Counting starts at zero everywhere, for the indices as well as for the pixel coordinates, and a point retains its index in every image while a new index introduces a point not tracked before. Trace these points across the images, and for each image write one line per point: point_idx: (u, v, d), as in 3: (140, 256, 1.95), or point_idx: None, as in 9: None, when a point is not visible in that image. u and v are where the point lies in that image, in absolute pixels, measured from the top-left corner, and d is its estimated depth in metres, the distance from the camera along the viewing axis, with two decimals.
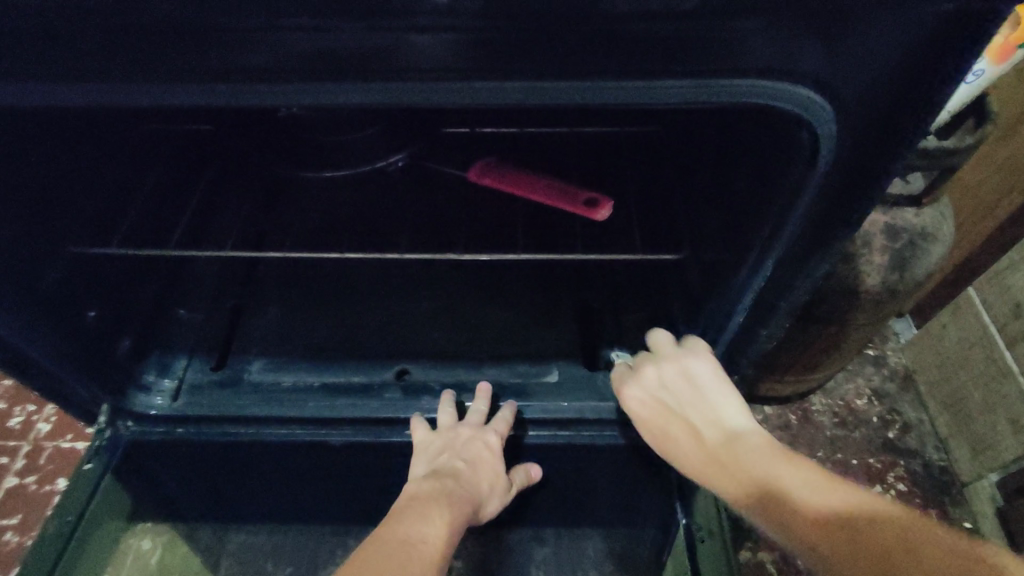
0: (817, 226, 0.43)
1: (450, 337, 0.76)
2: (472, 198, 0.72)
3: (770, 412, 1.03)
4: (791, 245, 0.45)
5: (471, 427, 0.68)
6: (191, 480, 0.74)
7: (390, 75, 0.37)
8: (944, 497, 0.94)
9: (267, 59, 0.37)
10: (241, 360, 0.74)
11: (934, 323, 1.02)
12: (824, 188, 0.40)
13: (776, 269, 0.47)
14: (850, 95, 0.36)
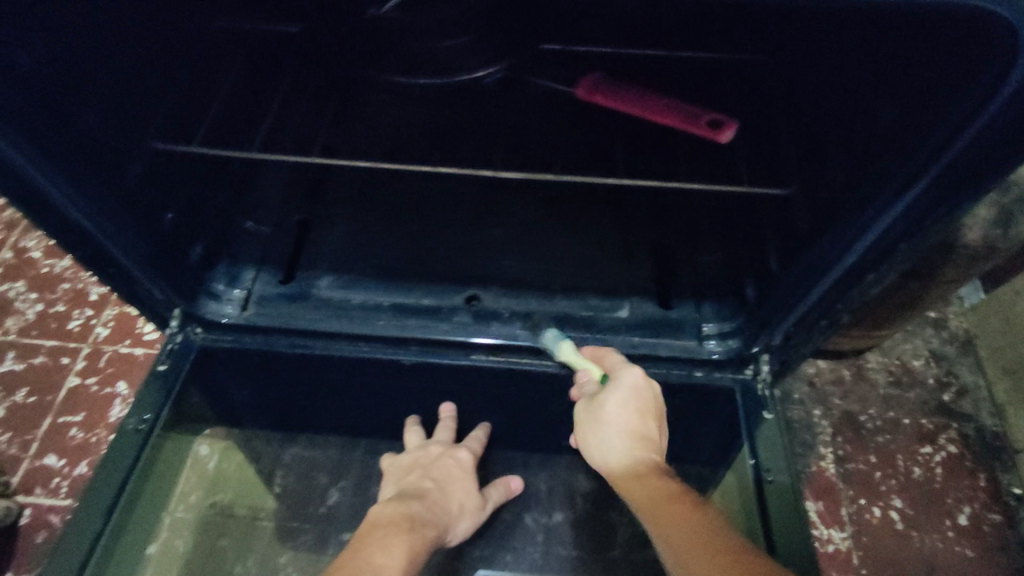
0: (977, 159, 0.40)
1: (519, 265, 0.74)
2: (563, 121, 0.69)
3: (824, 366, 1.02)
4: (941, 178, 0.42)
5: (442, 444, 0.79)
6: (261, 388, 0.76)
7: None
8: (995, 461, 0.93)
9: None
10: (311, 275, 0.73)
11: (1006, 288, 0.98)
12: (1001, 118, 0.37)
13: (915, 204, 0.44)
14: None
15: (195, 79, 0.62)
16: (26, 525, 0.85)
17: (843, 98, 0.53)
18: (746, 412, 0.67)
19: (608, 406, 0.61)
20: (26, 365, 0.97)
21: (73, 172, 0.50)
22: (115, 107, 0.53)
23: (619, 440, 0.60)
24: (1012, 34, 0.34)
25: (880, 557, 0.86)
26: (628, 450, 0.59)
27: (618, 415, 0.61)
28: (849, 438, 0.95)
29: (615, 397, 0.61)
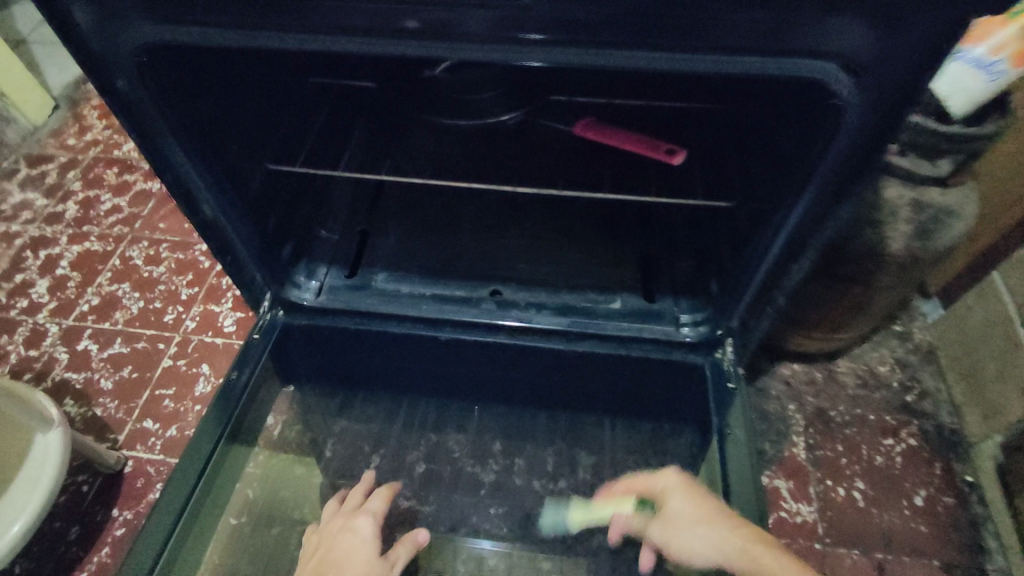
0: (843, 172, 0.57)
1: (533, 266, 0.93)
2: (565, 153, 0.88)
3: (798, 368, 1.17)
4: (822, 189, 0.59)
5: (346, 515, 0.94)
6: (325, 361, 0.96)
7: (536, 44, 0.51)
8: (951, 453, 1.05)
9: (441, 26, 0.51)
10: (370, 271, 0.93)
11: (959, 302, 1.12)
12: (846, 148, 0.54)
13: (809, 208, 0.61)
14: (866, 69, 0.48)
15: (295, 120, 0.84)
16: (128, 473, 1.04)
17: (762, 132, 0.70)
18: (714, 382, 0.83)
19: (675, 507, 0.74)
20: (130, 348, 1.18)
21: (225, 184, 0.73)
22: (235, 141, 0.74)
23: (697, 520, 0.71)
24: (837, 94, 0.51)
25: (843, 528, 0.99)
26: (701, 524, 0.70)
27: (677, 497, 0.74)
28: (819, 430, 1.09)
29: (673, 491, 0.75)
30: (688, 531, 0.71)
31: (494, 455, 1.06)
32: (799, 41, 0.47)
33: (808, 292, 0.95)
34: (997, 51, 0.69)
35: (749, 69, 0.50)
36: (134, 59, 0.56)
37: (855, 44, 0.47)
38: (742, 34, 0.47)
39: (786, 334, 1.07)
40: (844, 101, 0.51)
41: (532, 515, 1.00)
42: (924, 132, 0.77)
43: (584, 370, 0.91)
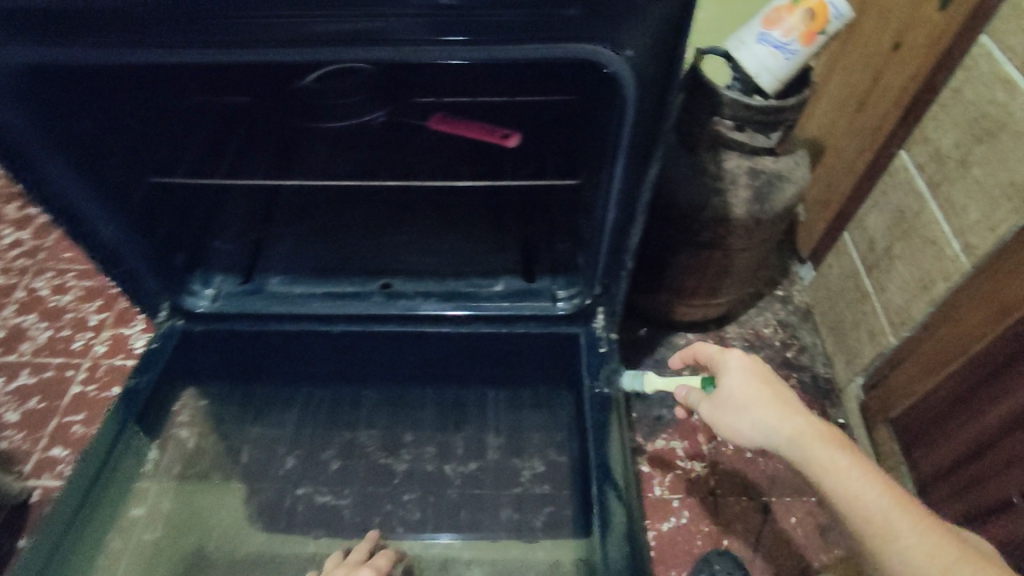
0: (642, 134, 0.65)
1: (421, 259, 0.99)
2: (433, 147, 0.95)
3: (692, 338, 1.25)
4: (630, 153, 0.67)
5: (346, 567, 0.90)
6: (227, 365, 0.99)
7: (355, 44, 0.58)
8: (826, 400, 1.15)
9: (267, 35, 0.58)
10: (265, 275, 0.97)
11: (824, 264, 1.24)
12: (638, 115, 0.63)
13: (625, 171, 0.69)
14: (628, 39, 0.57)
15: (171, 135, 0.88)
16: (37, 500, 1.03)
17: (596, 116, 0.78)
18: (586, 347, 0.90)
19: (731, 386, 0.71)
20: (36, 378, 1.18)
21: (101, 198, 0.76)
22: (115, 156, 0.78)
23: (767, 408, 0.68)
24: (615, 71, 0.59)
25: (732, 478, 1.07)
26: (778, 416, 0.67)
27: (747, 386, 0.70)
28: None
29: (737, 376, 0.71)
30: (742, 418, 0.69)
31: (407, 445, 1.11)
32: (573, 27, 0.56)
33: (677, 262, 1.04)
34: (789, 34, 0.79)
35: (537, 55, 0.58)
36: None
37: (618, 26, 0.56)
38: (524, 24, 0.56)
39: (671, 302, 1.14)
40: (624, 78, 0.60)
41: (444, 496, 1.05)
42: (745, 109, 0.86)
43: (476, 351, 0.96)
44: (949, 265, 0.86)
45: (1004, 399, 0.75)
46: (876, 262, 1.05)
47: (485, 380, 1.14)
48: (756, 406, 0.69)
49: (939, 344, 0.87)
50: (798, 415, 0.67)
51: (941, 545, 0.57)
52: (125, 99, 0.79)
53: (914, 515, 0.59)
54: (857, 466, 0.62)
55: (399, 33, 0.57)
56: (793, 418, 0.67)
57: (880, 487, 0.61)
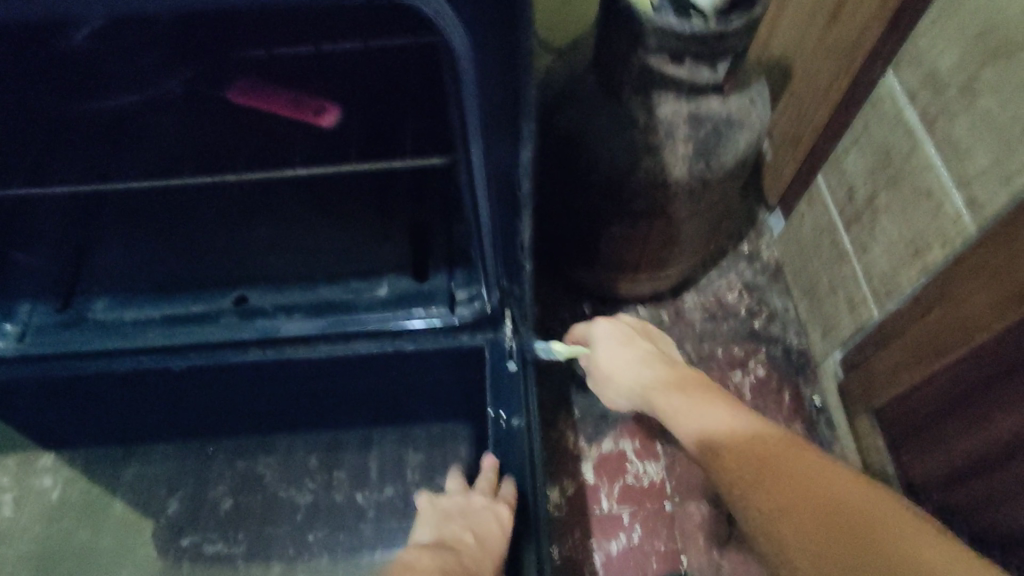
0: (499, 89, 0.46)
1: (284, 260, 0.77)
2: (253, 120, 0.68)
3: (644, 313, 1.06)
4: (485, 120, 0.48)
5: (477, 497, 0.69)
6: (65, 405, 0.82)
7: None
8: (798, 377, 0.99)
9: None
10: (85, 299, 0.76)
11: (795, 213, 1.03)
12: (481, 66, 0.45)
13: (487, 145, 0.50)
14: None
15: None
16: None
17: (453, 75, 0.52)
18: (492, 364, 0.71)
19: (602, 357, 0.73)
20: None
21: None
22: None
23: (626, 353, 0.72)
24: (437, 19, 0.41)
25: (693, 480, 0.92)
26: (623, 358, 0.72)
27: (612, 345, 0.73)
28: None
29: (602, 338, 0.75)
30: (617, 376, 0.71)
31: (312, 472, 0.93)
32: None
33: (611, 235, 0.84)
34: None
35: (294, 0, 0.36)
36: None
37: None
38: None
39: (613, 279, 0.94)
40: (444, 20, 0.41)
41: (356, 532, 0.89)
42: (680, 38, 0.62)
43: (363, 369, 0.78)
44: (948, 226, 0.67)
45: (1017, 409, 0.59)
46: (857, 215, 0.85)
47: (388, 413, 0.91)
48: (625, 364, 0.71)
49: (934, 328, 0.69)
50: (637, 346, 0.73)
51: (892, 520, 0.48)
52: None
53: (773, 437, 0.55)
54: (705, 396, 0.61)
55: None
56: (654, 373, 0.67)
57: (725, 418, 0.58)
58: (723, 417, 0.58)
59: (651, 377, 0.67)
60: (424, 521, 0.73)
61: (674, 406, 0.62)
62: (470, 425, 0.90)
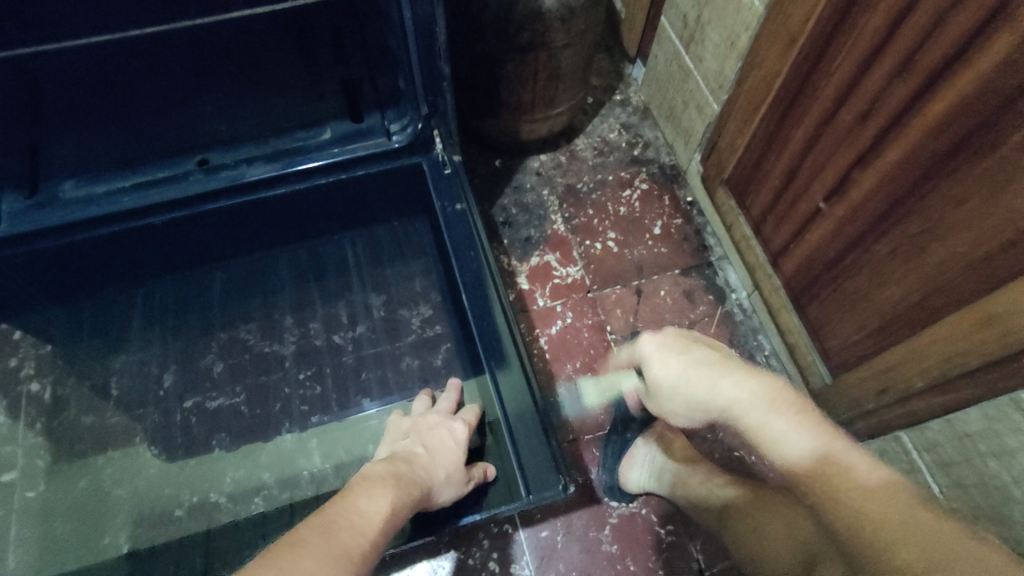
0: None
1: (232, 125, 0.87)
2: None
3: (546, 159, 1.26)
4: None
5: (439, 414, 0.91)
6: (49, 273, 0.93)
7: None
8: (673, 185, 1.24)
9: None
10: (50, 181, 0.85)
11: (651, 55, 1.25)
12: None
13: None
14: None
15: None
16: None
17: None
18: (431, 170, 0.92)
19: (656, 371, 0.64)
20: None
21: None
22: None
23: (703, 378, 0.60)
24: None
25: (606, 273, 1.14)
26: (698, 375, 0.60)
27: (682, 356, 0.63)
28: (572, 204, 1.21)
29: (667, 353, 0.64)
30: (696, 392, 0.60)
31: (289, 327, 1.05)
32: None
33: (508, 76, 1.01)
34: None
35: None
36: None
37: None
38: None
39: (515, 122, 1.13)
40: None
41: (341, 365, 1.03)
42: None
43: (320, 200, 0.97)
44: (747, 15, 0.90)
45: (804, 121, 0.83)
46: (691, 36, 1.07)
47: (350, 219, 1.06)
48: (695, 380, 0.60)
49: (748, 93, 0.93)
50: (736, 382, 0.57)
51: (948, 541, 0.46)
52: None
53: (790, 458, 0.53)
54: (791, 421, 0.54)
55: None
56: (737, 386, 0.57)
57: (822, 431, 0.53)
58: (798, 434, 0.53)
59: (733, 385, 0.57)
60: (388, 442, 0.88)
61: (776, 435, 0.54)
62: (423, 264, 1.09)
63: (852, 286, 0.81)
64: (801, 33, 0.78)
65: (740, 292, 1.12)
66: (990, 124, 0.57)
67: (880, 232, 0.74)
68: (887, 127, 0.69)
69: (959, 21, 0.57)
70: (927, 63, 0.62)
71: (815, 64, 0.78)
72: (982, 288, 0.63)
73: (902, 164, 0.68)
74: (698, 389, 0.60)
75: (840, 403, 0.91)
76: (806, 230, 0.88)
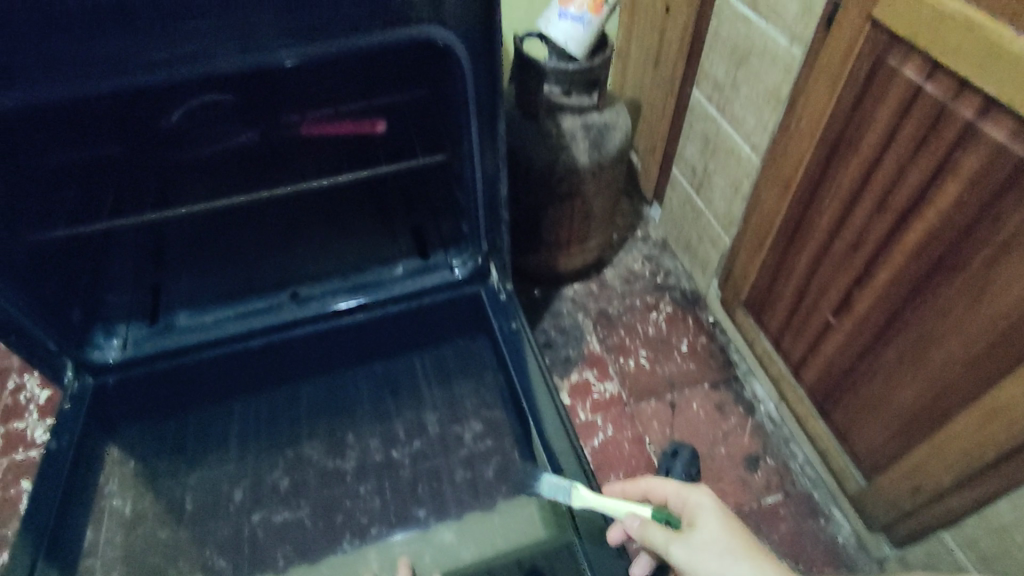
0: (486, 99, 0.79)
1: (322, 265, 1.07)
2: (303, 149, 1.00)
3: (579, 287, 1.42)
4: (480, 124, 0.82)
5: None
6: (143, 399, 1.00)
7: (182, 37, 0.60)
8: (695, 306, 1.37)
9: (131, 61, 0.60)
10: (169, 314, 1.02)
11: (665, 198, 1.46)
12: (475, 85, 0.77)
13: (480, 129, 0.82)
14: (454, 25, 0.69)
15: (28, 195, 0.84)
16: None
17: (438, 93, 0.87)
18: (487, 297, 1.05)
19: (705, 524, 0.72)
20: None
21: None
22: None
23: (741, 551, 0.69)
24: (453, 49, 0.72)
25: (642, 387, 1.24)
26: (731, 536, 0.71)
27: (717, 518, 0.73)
28: (605, 326, 1.34)
29: (701, 515, 0.74)
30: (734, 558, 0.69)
31: (350, 444, 1.05)
32: (403, 15, 0.66)
33: (548, 218, 1.20)
34: (582, 9, 0.99)
35: (378, 43, 0.67)
36: None
37: (441, 11, 0.67)
38: (364, 18, 0.64)
39: (553, 257, 1.30)
40: (458, 52, 0.72)
41: (399, 479, 1.01)
42: (566, 74, 1.04)
43: (391, 331, 1.08)
44: (745, 166, 1.10)
45: (805, 248, 0.97)
46: (700, 182, 1.27)
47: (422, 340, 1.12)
48: (735, 548, 0.70)
49: (753, 228, 1.11)
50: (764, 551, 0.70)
51: None
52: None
53: None
54: None
55: (253, 29, 0.61)
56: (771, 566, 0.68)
57: None
58: None
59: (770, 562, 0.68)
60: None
61: None
62: (473, 385, 1.09)
63: (869, 391, 0.91)
64: (792, 180, 0.96)
65: (767, 402, 1.20)
66: (958, 247, 0.71)
67: (886, 341, 0.85)
68: (875, 254, 0.83)
69: (917, 171, 0.73)
70: (899, 201, 0.77)
71: (807, 205, 0.94)
72: (980, 389, 0.72)
73: (892, 283, 0.81)
74: (734, 549, 0.69)
75: (879, 506, 0.95)
76: (820, 343, 0.99)
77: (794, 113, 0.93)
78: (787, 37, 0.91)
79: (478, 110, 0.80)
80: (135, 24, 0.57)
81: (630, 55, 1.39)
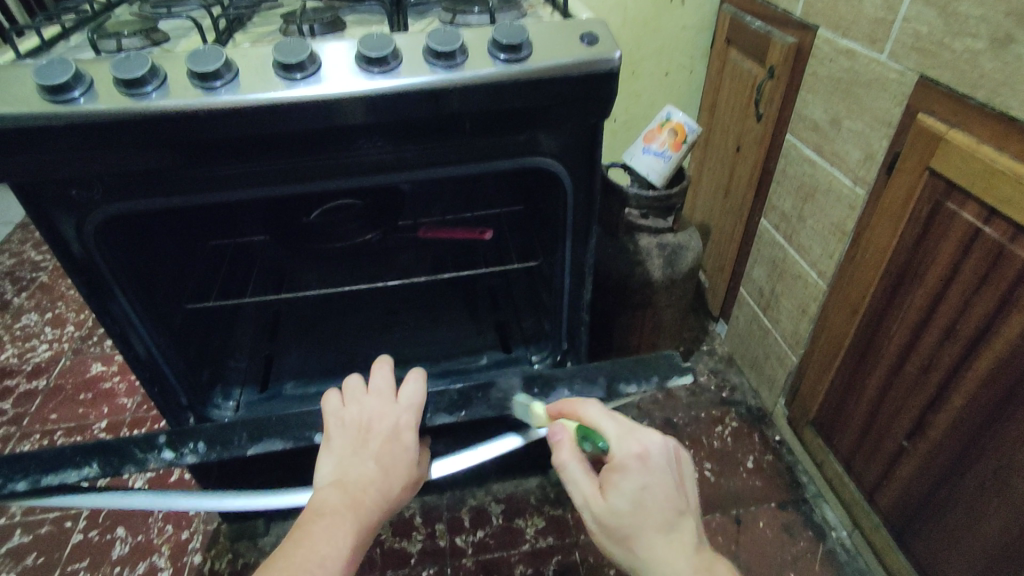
0: (583, 215, 0.91)
1: (414, 351, 1.17)
2: (413, 248, 1.16)
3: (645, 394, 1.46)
4: (575, 237, 0.93)
5: (379, 394, 0.76)
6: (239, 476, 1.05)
7: (354, 158, 0.75)
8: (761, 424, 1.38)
9: (309, 171, 0.75)
10: (278, 382, 1.11)
11: (732, 316, 1.53)
12: (576, 206, 0.89)
13: (574, 241, 0.94)
14: (565, 160, 0.83)
15: (183, 271, 1.00)
16: None
17: (540, 210, 1.01)
18: None
19: (619, 479, 0.59)
20: (33, 535, 1.19)
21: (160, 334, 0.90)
22: (157, 297, 0.91)
23: (623, 516, 0.58)
24: (563, 179, 0.85)
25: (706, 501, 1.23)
26: (635, 515, 0.58)
27: (619, 501, 0.59)
28: (670, 434, 1.36)
29: (616, 474, 0.60)
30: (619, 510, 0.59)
31: None
32: (526, 148, 0.79)
33: (620, 324, 1.29)
34: (664, 146, 1.14)
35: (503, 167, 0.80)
36: (92, 228, 0.74)
37: (557, 146, 0.81)
38: (496, 149, 0.79)
39: None
40: (565, 181, 0.85)
41: None
42: (647, 200, 1.17)
43: None
44: (813, 290, 1.16)
45: (875, 368, 1.01)
46: (768, 303, 1.34)
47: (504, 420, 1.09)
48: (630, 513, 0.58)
49: (822, 347, 1.15)
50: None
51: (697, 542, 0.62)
52: (162, 237, 0.94)
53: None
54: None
55: (410, 153, 0.76)
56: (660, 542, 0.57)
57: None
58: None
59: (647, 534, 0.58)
60: (335, 449, 0.71)
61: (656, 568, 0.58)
62: None
63: (950, 521, 0.89)
64: (860, 305, 1.02)
65: (840, 530, 1.16)
66: None
67: (965, 467, 0.85)
68: (947, 379, 0.86)
69: (983, 303, 0.79)
70: (968, 329, 0.82)
71: (877, 329, 1.00)
72: None
73: (966, 408, 0.83)
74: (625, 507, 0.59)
75: None
76: (894, 466, 0.99)
77: (861, 245, 1.01)
78: (851, 178, 1.02)
79: (574, 226, 0.92)
80: (325, 150, 0.72)
81: (701, 187, 1.54)
